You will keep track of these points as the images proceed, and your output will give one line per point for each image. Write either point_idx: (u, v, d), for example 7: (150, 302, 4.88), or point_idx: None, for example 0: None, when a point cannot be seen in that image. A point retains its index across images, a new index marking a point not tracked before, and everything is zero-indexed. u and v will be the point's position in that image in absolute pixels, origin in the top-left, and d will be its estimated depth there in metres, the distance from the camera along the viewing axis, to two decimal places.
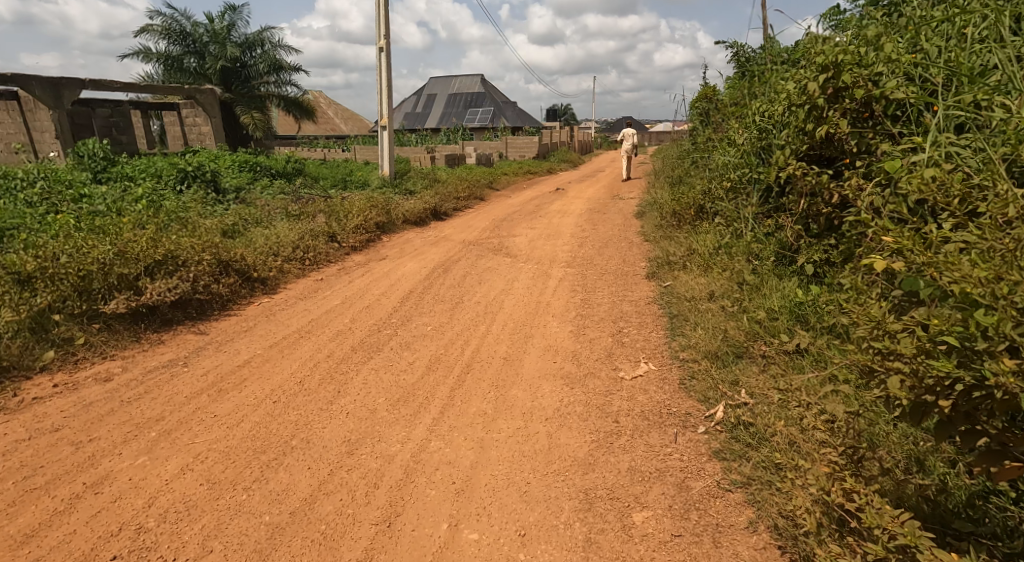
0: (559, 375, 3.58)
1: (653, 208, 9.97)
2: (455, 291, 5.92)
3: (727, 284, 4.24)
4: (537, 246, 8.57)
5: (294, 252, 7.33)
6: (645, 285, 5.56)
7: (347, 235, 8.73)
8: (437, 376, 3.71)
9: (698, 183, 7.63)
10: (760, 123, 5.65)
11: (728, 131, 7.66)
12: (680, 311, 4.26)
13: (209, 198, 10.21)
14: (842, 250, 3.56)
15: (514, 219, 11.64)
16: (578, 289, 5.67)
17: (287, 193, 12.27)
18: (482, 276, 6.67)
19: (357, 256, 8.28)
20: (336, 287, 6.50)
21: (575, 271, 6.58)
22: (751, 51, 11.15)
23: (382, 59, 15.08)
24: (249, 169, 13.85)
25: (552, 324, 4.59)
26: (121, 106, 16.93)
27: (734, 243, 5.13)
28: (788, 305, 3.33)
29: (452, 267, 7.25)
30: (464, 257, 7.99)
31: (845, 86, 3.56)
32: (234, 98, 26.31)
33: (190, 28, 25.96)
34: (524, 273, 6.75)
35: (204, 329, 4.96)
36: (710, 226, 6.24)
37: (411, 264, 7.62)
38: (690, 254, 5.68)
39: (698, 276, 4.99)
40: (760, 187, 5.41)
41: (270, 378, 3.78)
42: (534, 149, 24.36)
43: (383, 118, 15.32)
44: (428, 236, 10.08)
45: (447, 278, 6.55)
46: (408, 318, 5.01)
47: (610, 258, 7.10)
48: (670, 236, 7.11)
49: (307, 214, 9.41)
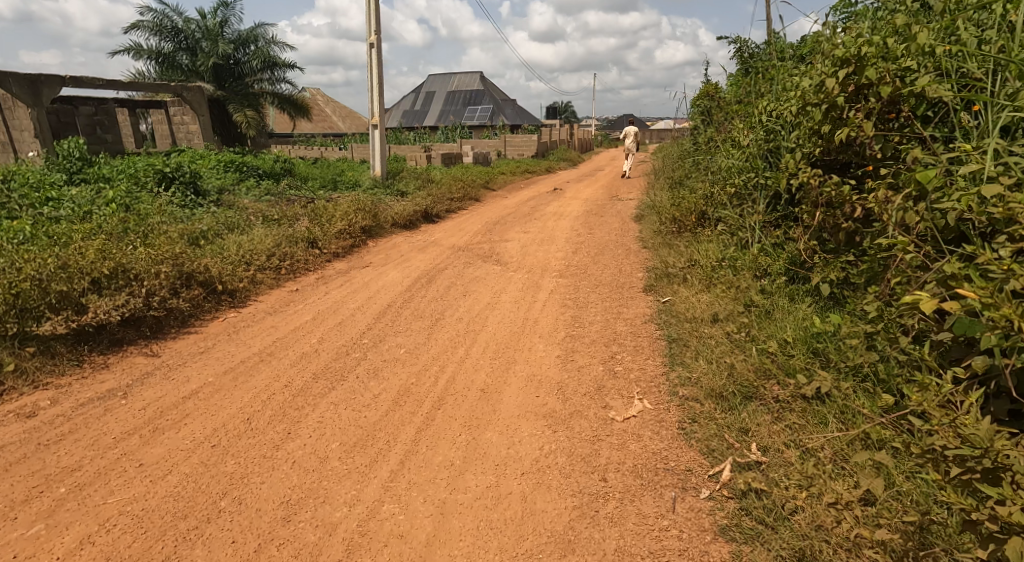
0: (541, 413, 3.13)
1: (652, 210, 9.53)
2: (436, 305, 5.49)
3: (733, 304, 3.80)
4: (529, 253, 8.13)
5: (269, 261, 6.89)
6: (641, 300, 5.12)
7: (328, 241, 8.29)
8: (404, 412, 3.27)
9: (701, 186, 7.17)
10: (768, 123, 5.19)
11: (731, 132, 7.22)
12: (681, 334, 3.82)
13: (188, 201, 9.78)
14: (864, 270, 3.13)
15: (508, 222, 11.19)
16: (569, 304, 5.23)
17: (273, 195, 11.83)
18: (467, 288, 6.23)
19: (338, 264, 7.84)
20: (311, 299, 6.06)
21: (567, 282, 6.14)
22: (755, 48, 10.69)
23: (373, 56, 14.62)
24: (235, 170, 13.42)
25: (539, 347, 4.15)
26: (105, 105, 16.60)
27: (740, 255, 4.70)
28: (805, 336, 2.89)
29: (436, 276, 6.81)
30: (451, 265, 7.56)
31: (868, 83, 3.09)
32: (226, 96, 25.84)
33: (182, 24, 25.48)
34: (513, 285, 6.31)
35: (156, 350, 4.52)
36: (713, 234, 5.80)
37: (395, 273, 7.18)
38: (691, 265, 5.24)
39: (700, 291, 4.56)
40: (767, 193, 4.96)
41: (214, 415, 3.34)
42: (532, 148, 23.90)
43: (374, 116, 14.86)
44: (416, 240, 9.65)
45: (430, 290, 6.11)
46: (382, 338, 4.57)
47: (606, 267, 6.66)
48: (669, 243, 6.67)
49: (289, 218, 8.97)
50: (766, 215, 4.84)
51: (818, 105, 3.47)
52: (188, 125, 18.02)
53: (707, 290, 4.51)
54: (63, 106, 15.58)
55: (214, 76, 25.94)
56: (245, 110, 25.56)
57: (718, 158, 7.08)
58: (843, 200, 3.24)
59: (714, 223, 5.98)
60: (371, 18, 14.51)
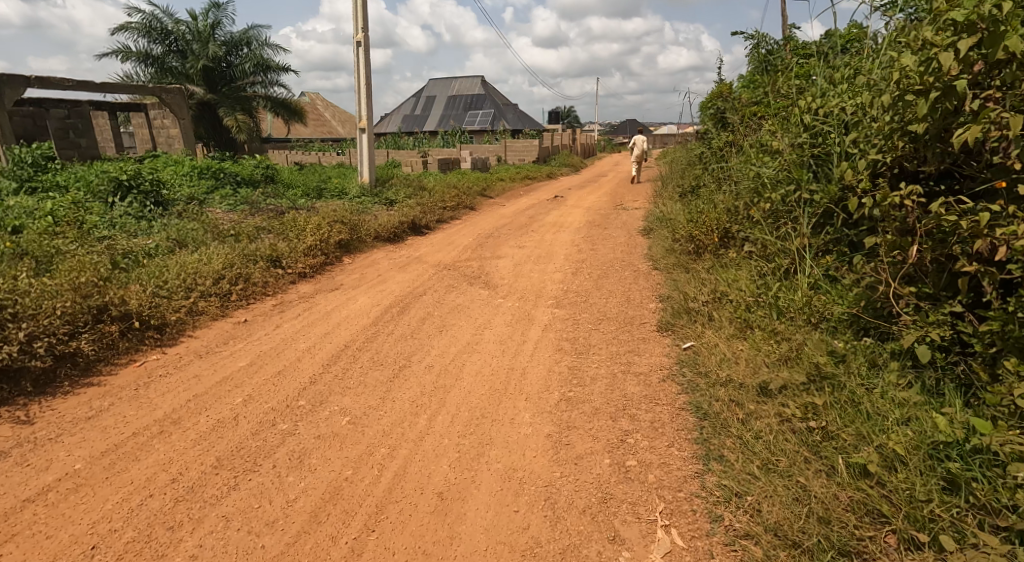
0: (514, 551, 2.14)
1: (662, 223, 8.56)
2: (404, 347, 4.47)
3: (788, 367, 2.84)
4: (522, 273, 7.12)
5: (217, 286, 5.90)
6: (657, 343, 4.11)
7: (295, 260, 7.28)
8: (321, 539, 2.27)
9: (723, 200, 6.17)
10: (817, 122, 4.18)
11: (757, 136, 6.25)
12: (714, 404, 2.86)
13: (145, 213, 8.82)
14: (996, 336, 2.16)
15: (502, 235, 10.19)
16: (566, 348, 4.21)
17: (248, 206, 10.86)
18: (446, 320, 5.22)
19: (304, 287, 6.83)
20: (257, 335, 5.05)
21: (565, 314, 5.16)
22: (774, 44, 9.72)
23: (360, 55, 13.66)
24: (210, 177, 12.47)
25: (524, 419, 3.12)
26: (79, 108, 15.71)
27: (785, 290, 3.70)
28: (917, 443, 2.00)
29: (412, 303, 5.80)
30: (433, 288, 6.55)
31: (1009, 63, 2.11)
32: (217, 99, 24.95)
33: (172, 26, 24.51)
34: (501, 318, 5.29)
35: (30, 413, 3.49)
36: (743, 260, 4.80)
37: (366, 299, 6.17)
38: (719, 299, 4.25)
39: (736, 337, 3.56)
40: (814, 210, 3.97)
41: (49, 540, 2.31)
42: (533, 153, 22.92)
43: (363, 119, 13.87)
44: (398, 257, 8.68)
45: (400, 323, 5.11)
46: (324, 399, 3.55)
47: (610, 293, 5.68)
48: (686, 267, 5.69)
49: (255, 233, 7.99)
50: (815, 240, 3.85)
51: (916, 94, 2.49)
52: (168, 130, 17.04)
53: (745, 338, 3.53)
54: (34, 109, 14.88)
55: (205, 79, 25.03)
56: (236, 114, 24.59)
57: (743, 166, 6.08)
58: (962, 233, 2.28)
59: (743, 244, 4.98)
60: (359, 13, 13.58)
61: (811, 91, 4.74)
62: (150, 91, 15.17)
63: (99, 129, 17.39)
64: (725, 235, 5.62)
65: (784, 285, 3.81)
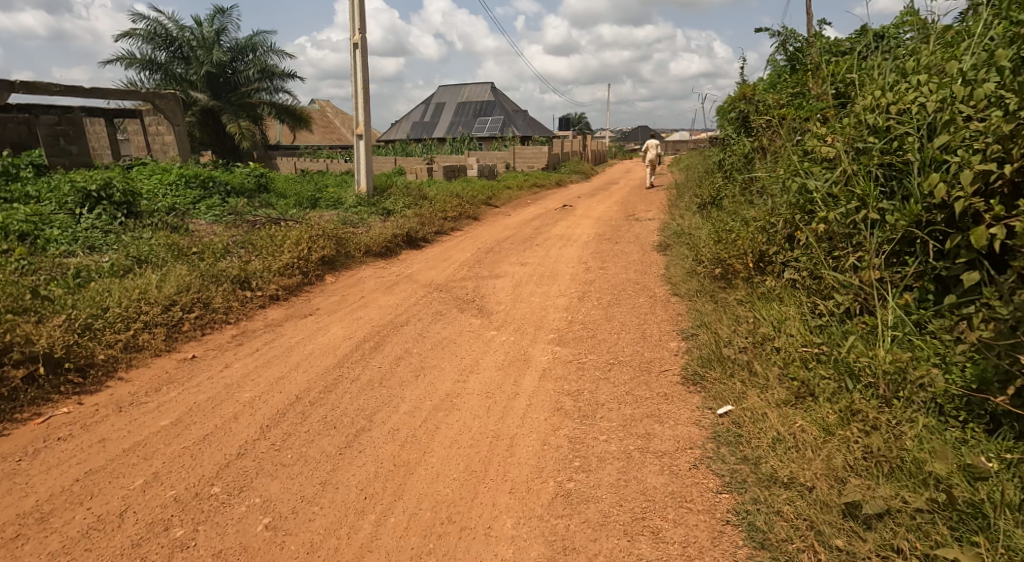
0: None
1: (680, 240, 7.75)
2: (368, 400, 3.64)
3: (888, 474, 2.15)
4: (522, 297, 6.30)
5: (167, 312, 5.06)
6: (682, 403, 3.29)
7: (268, 281, 6.46)
8: None
9: (755, 216, 5.32)
10: (895, 123, 3.36)
11: (799, 142, 5.39)
12: (777, 525, 2.10)
13: (115, 226, 8.05)
14: None
15: (504, 250, 9.36)
16: (566, 408, 3.37)
17: (233, 217, 10.09)
18: (426, 361, 4.39)
19: (274, 312, 6.01)
20: (200, 376, 4.19)
21: (567, 356, 4.33)
22: (805, 42, 8.89)
23: (357, 57, 12.89)
24: (198, 185, 11.69)
25: (504, 531, 2.31)
26: (69, 112, 15.03)
27: (858, 343, 2.89)
28: None
29: (391, 336, 4.98)
30: (419, 315, 5.73)
31: None
32: (221, 106, 24.32)
33: (176, 32, 23.81)
34: (491, 359, 4.45)
35: None
36: (792, 293, 3.99)
37: (339, 329, 5.34)
38: (761, 346, 3.47)
39: (792, 407, 2.79)
40: (887, 237, 3.18)
41: None
42: (542, 160, 22.12)
43: (360, 125, 13.09)
44: (387, 275, 7.90)
45: (370, 365, 4.28)
46: (246, 485, 2.71)
47: (622, 329, 4.84)
48: (715, 300, 4.85)
49: (230, 250, 7.18)
50: (892, 275, 3.12)
51: None
52: (163, 137, 15.96)
53: (805, 407, 2.75)
54: (27, 117, 14.35)
55: (209, 85, 24.45)
56: (239, 120, 23.92)
57: (780, 176, 5.24)
58: None
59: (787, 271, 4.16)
60: (357, 13, 12.83)
61: (875, 85, 3.89)
62: (143, 97, 14.46)
63: (95, 135, 16.78)
64: (761, 259, 4.78)
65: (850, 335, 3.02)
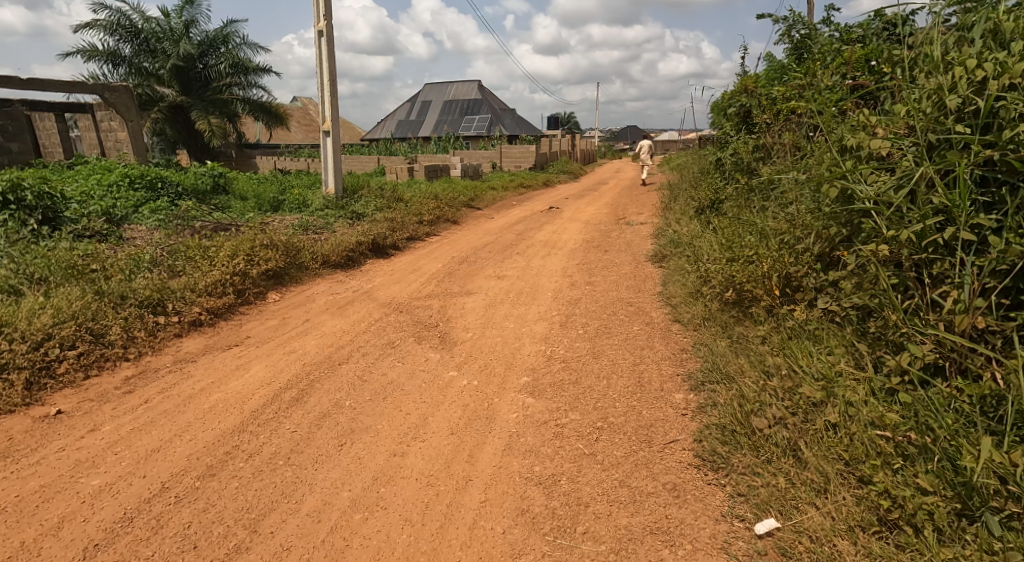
0: None
1: (680, 251, 6.76)
2: (259, 492, 2.61)
3: None
4: (494, 323, 5.30)
5: (36, 352, 4.01)
6: (705, 505, 2.33)
7: (190, 303, 5.40)
8: None
9: (774, 227, 4.35)
10: (1006, 108, 2.38)
11: (830, 135, 4.40)
12: None
13: (23, 233, 6.92)
14: None
15: (480, 260, 8.35)
16: (534, 513, 2.38)
17: (177, 221, 8.99)
18: (357, 421, 3.37)
19: (190, 342, 4.93)
20: (50, 444, 3.14)
21: (542, 415, 3.33)
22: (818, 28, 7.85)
23: (323, 46, 11.77)
24: (145, 185, 10.56)
25: None
26: (11, 105, 13.73)
27: (970, 434, 1.98)
28: None
29: (322, 381, 3.94)
30: (366, 348, 4.70)
31: None
32: (191, 102, 23.06)
33: (142, 22, 22.46)
34: (444, 416, 3.42)
35: None
36: (841, 336, 3.05)
37: (262, 367, 4.29)
38: (810, 419, 2.53)
39: (878, 541, 1.92)
40: (991, 268, 2.26)
41: None
42: (530, 159, 21.10)
43: (327, 120, 11.98)
44: (343, 291, 6.85)
45: (281, 428, 3.24)
46: None
47: (611, 373, 3.85)
48: (731, 335, 3.88)
49: (153, 265, 6.09)
50: (1001, 326, 2.22)
51: None
52: (117, 133, 14.75)
53: (904, 545, 1.89)
54: None
55: (178, 80, 23.13)
56: (209, 117, 22.64)
57: (808, 177, 4.24)
58: None
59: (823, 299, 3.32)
60: None
61: (955, 57, 2.89)
62: (91, 90, 13.24)
63: (46, 131, 15.52)
64: (788, 284, 3.82)
65: (950, 412, 2.10)
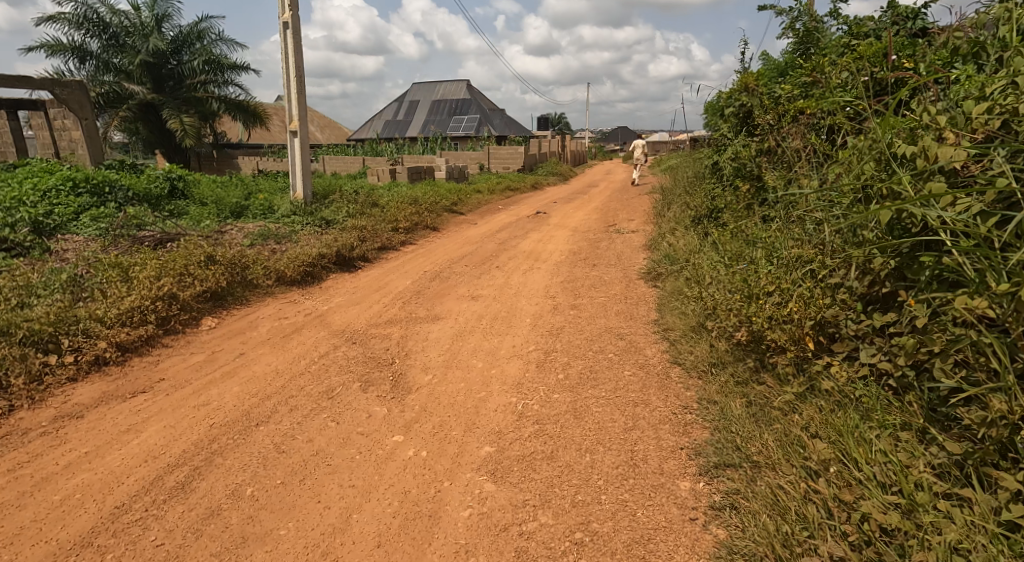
0: None
1: (679, 268, 5.94)
2: None
3: None
4: (458, 361, 4.44)
5: None
6: None
7: (93, 338, 4.49)
8: None
9: (795, 252, 3.51)
10: None
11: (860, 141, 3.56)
12: None
13: None
14: None
15: (456, 275, 7.51)
16: None
17: (118, 230, 8.04)
18: (254, 524, 2.51)
19: (85, 389, 4.03)
20: None
21: (500, 519, 2.48)
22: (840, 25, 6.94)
23: (289, 39, 10.83)
24: (90, 190, 9.60)
25: None
26: None
27: None
28: None
29: (225, 453, 3.06)
30: (297, 399, 3.82)
31: None
32: (163, 100, 21.97)
33: (109, 16, 21.30)
34: (372, 514, 2.57)
35: None
36: (908, 417, 2.26)
37: (158, 428, 3.42)
38: None
39: None
40: None
41: None
42: (517, 161, 20.24)
43: (293, 118, 11.03)
44: (294, 314, 5.96)
45: (142, 541, 2.42)
46: None
47: (594, 444, 3.00)
48: (749, 397, 3.05)
49: (62, 288, 5.17)
50: None
51: None
52: (70, 131, 13.70)
53: None
54: None
55: (148, 76, 22.02)
56: (181, 116, 21.57)
57: (839, 192, 3.40)
58: None
59: (868, 352, 2.55)
60: None
61: None
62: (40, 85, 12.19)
63: None
64: (823, 331, 2.98)
65: None
